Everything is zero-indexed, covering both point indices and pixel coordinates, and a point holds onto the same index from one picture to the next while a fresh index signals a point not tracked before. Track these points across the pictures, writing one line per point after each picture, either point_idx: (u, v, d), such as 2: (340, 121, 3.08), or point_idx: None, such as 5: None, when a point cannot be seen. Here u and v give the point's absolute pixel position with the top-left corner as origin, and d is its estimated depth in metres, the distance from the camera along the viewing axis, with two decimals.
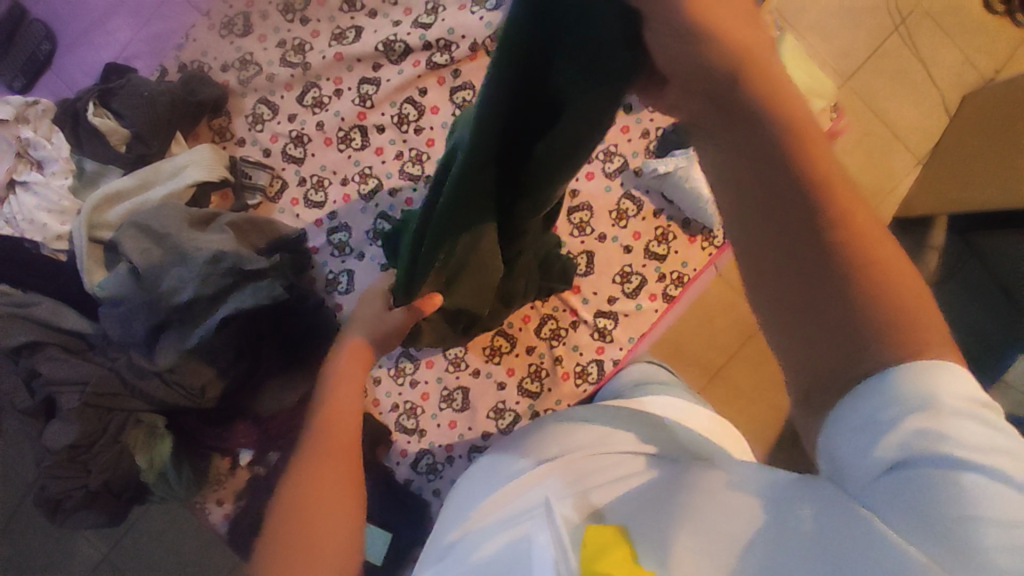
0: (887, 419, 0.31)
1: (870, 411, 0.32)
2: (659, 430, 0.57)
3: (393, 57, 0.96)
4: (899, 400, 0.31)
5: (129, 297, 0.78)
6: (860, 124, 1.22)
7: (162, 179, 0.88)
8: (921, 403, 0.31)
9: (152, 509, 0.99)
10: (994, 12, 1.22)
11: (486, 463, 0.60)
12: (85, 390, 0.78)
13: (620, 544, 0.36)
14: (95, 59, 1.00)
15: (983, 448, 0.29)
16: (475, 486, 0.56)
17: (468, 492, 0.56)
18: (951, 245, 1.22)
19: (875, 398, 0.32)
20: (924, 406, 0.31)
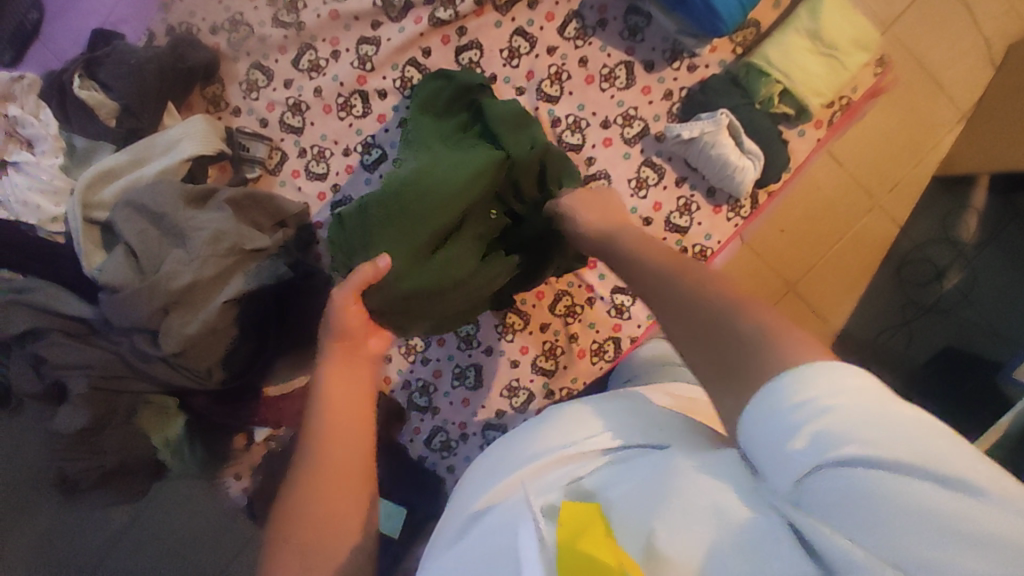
0: (788, 426, 0.38)
1: (766, 423, 0.39)
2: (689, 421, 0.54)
3: (392, 14, 0.89)
4: (789, 410, 0.38)
5: (128, 282, 0.75)
6: (904, 76, 1.11)
7: (156, 154, 0.83)
8: (805, 413, 0.37)
9: (171, 484, 1.01)
10: None
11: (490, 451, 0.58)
12: (91, 372, 0.78)
13: (596, 525, 0.38)
14: (81, 25, 0.93)
15: (875, 434, 0.34)
16: (476, 477, 0.55)
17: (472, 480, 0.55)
18: (993, 208, 1.14)
19: (773, 410, 0.39)
20: (816, 411, 0.37)
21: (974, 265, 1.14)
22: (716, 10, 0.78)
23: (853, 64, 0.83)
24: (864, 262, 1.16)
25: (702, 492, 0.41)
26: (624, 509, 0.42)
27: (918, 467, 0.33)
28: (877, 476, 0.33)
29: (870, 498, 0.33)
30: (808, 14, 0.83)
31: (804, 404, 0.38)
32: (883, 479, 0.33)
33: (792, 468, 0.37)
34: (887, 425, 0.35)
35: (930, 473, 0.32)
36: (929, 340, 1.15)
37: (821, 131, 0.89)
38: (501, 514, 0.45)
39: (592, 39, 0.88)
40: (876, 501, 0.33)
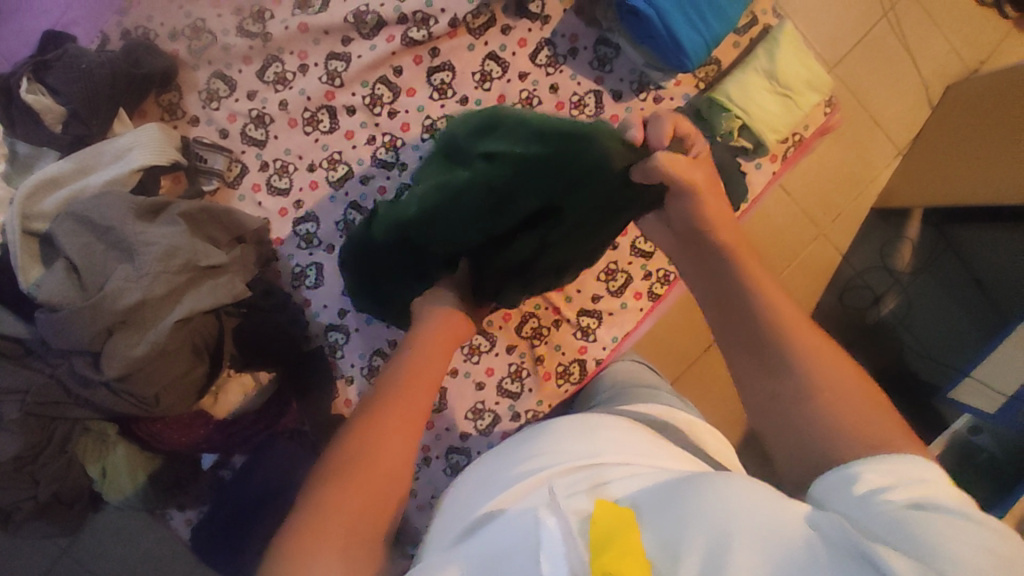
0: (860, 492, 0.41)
1: (834, 491, 0.43)
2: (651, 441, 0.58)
3: (364, 30, 0.87)
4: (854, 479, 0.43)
5: (70, 300, 0.69)
6: (847, 116, 1.19)
7: (104, 163, 0.78)
8: (866, 479, 0.42)
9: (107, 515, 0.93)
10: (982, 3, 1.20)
11: (485, 475, 0.59)
12: (24, 399, 0.71)
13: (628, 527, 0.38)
14: (31, 27, 0.88)
15: (927, 495, 0.39)
16: (479, 495, 0.54)
17: (470, 502, 0.54)
18: (926, 238, 1.23)
19: (840, 481, 0.43)
20: (877, 482, 0.41)
21: (907, 291, 1.24)
22: (682, 47, 0.81)
23: (807, 104, 0.89)
24: (810, 286, 1.23)
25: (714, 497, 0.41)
26: (642, 512, 0.42)
27: (957, 512, 0.37)
28: (928, 517, 0.37)
29: (917, 531, 0.36)
30: (766, 55, 0.87)
31: (863, 477, 0.42)
32: (935, 520, 0.36)
33: (850, 517, 0.40)
34: (939, 491, 0.39)
35: (969, 517, 0.36)
36: (872, 362, 1.23)
37: (777, 164, 0.94)
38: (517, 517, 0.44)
39: (563, 67, 0.90)
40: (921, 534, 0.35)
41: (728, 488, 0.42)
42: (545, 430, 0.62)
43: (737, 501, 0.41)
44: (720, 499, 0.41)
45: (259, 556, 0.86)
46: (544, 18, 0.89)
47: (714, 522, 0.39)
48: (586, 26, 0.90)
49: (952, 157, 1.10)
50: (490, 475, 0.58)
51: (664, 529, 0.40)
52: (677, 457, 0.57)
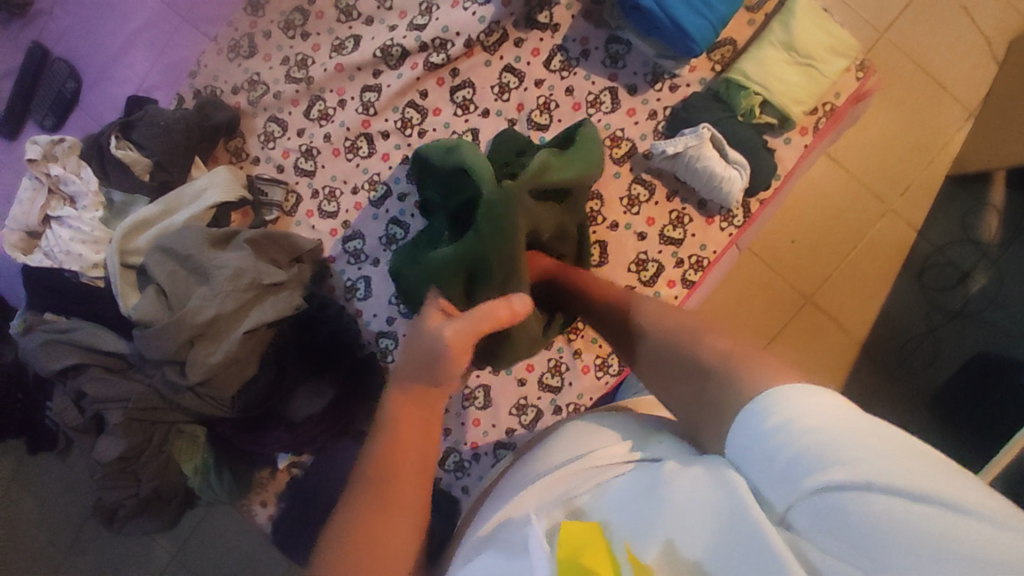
0: (788, 459, 0.41)
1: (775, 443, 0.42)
2: (679, 430, 0.56)
3: (391, 62, 0.96)
4: (777, 441, 0.41)
5: (159, 317, 0.83)
6: (897, 80, 1.10)
7: (185, 204, 0.92)
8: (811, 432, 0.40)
9: (214, 511, 1.10)
10: None
11: (497, 486, 0.60)
12: (127, 405, 0.84)
13: (595, 548, 0.41)
14: (117, 93, 1.07)
15: (894, 465, 0.38)
16: (491, 505, 0.56)
17: (484, 507, 0.57)
18: (1015, 203, 1.08)
19: (755, 439, 0.43)
20: (798, 449, 0.40)
21: (1001, 264, 1.09)
22: (687, 33, 0.82)
23: (833, 71, 0.86)
24: (884, 267, 1.12)
25: (683, 512, 0.44)
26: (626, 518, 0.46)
27: (924, 488, 0.36)
28: (867, 501, 0.37)
29: (882, 522, 0.36)
30: (781, 27, 0.86)
31: (781, 442, 0.41)
32: (890, 499, 0.37)
33: (782, 498, 0.41)
34: (902, 455, 0.38)
35: (907, 493, 0.36)
36: (960, 344, 1.09)
37: (807, 137, 0.91)
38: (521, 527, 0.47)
39: (576, 69, 0.94)
40: (878, 520, 0.36)
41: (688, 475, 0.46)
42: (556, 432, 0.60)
43: (699, 499, 0.44)
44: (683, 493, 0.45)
45: None
46: (554, 26, 0.94)
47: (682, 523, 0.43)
48: (595, 28, 0.94)
49: None
50: (505, 481, 0.59)
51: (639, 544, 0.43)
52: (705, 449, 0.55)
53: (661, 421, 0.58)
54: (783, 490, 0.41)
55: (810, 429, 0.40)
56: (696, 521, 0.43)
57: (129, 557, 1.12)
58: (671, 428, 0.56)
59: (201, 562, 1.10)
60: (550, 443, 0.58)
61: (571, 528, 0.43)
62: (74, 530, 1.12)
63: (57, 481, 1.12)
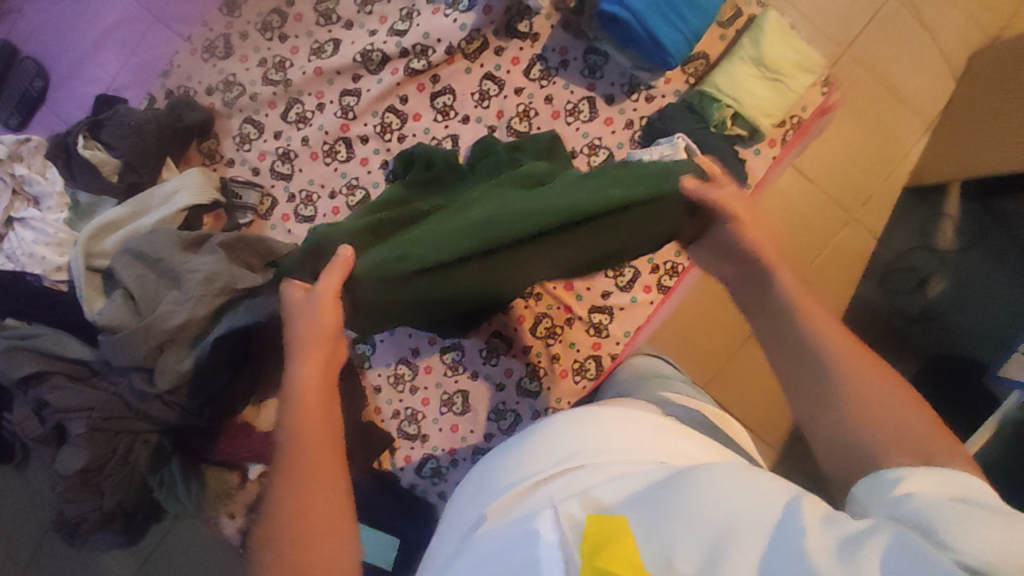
0: (889, 490, 0.44)
1: (868, 506, 0.45)
2: (662, 433, 0.57)
3: (371, 67, 0.96)
4: (884, 482, 0.46)
5: (126, 323, 0.79)
6: (858, 96, 1.15)
7: (155, 206, 0.90)
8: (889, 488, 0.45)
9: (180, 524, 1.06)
10: None
11: (477, 479, 0.61)
12: (91, 415, 0.81)
13: (621, 534, 0.38)
14: (85, 92, 1.03)
15: (950, 491, 0.42)
16: (473, 502, 0.56)
17: (469, 506, 0.56)
18: (969, 214, 1.14)
19: (870, 485, 0.47)
20: (901, 482, 0.44)
21: (957, 271, 1.14)
22: (664, 47, 0.85)
23: (800, 86, 0.90)
24: (849, 274, 1.17)
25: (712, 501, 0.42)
26: (637, 508, 0.42)
27: (973, 500, 0.40)
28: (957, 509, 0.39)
29: (942, 517, 0.38)
30: (752, 42, 0.89)
31: (889, 479, 0.46)
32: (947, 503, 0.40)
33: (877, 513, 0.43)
34: (959, 489, 0.42)
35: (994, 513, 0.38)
36: (919, 347, 1.15)
37: (776, 149, 0.95)
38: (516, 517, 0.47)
39: (555, 78, 0.95)
40: (935, 520, 0.38)
41: (718, 478, 0.44)
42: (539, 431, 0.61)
43: (732, 496, 0.42)
44: (716, 493, 0.42)
45: None
46: (533, 36, 0.95)
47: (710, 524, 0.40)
48: (574, 38, 0.95)
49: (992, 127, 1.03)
50: (486, 478, 0.59)
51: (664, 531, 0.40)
52: (685, 450, 0.56)
53: (646, 422, 0.59)
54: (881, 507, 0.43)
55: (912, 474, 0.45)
56: (729, 516, 0.41)
57: (92, 572, 1.07)
58: (656, 431, 0.57)
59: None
60: (534, 441, 0.59)
61: (598, 523, 0.39)
62: (32, 547, 1.07)
63: (13, 496, 1.07)
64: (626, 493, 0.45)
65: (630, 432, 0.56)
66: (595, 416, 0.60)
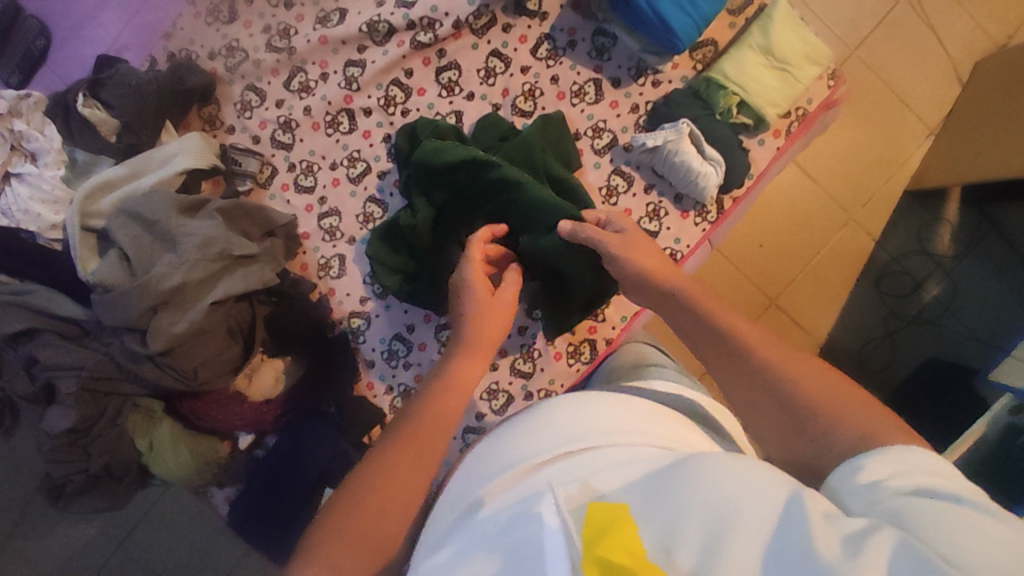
0: (868, 482, 0.43)
1: (842, 499, 0.44)
2: (656, 414, 0.58)
3: (377, 39, 0.95)
4: (863, 471, 0.44)
5: (120, 282, 0.79)
6: (864, 95, 1.16)
7: (153, 168, 0.89)
8: (867, 480, 0.43)
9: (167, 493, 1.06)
10: None
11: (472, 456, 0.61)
12: (81, 374, 0.80)
13: (624, 524, 0.38)
14: (86, 52, 1.02)
15: (927, 481, 0.40)
16: (466, 475, 0.56)
17: (462, 479, 0.57)
18: (968, 220, 1.15)
19: (850, 471, 0.45)
20: (878, 471, 0.43)
21: (952, 276, 1.15)
22: (672, 29, 0.84)
23: (805, 78, 0.89)
24: (845, 271, 1.17)
25: (721, 491, 0.41)
26: (636, 497, 0.43)
27: (953, 495, 0.39)
28: (939, 506, 0.38)
29: (931, 531, 0.36)
30: (761, 32, 0.89)
31: (866, 467, 0.44)
32: (930, 504, 0.38)
33: (856, 506, 0.42)
34: (944, 479, 0.40)
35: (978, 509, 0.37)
36: (914, 349, 1.15)
37: (780, 140, 0.94)
38: (519, 496, 0.47)
39: (562, 59, 0.95)
40: (924, 526, 0.37)
41: (722, 466, 0.44)
42: (534, 410, 0.61)
43: (744, 487, 0.42)
44: (720, 483, 0.42)
45: (288, 527, 0.94)
46: (542, 15, 0.94)
47: (714, 509, 0.40)
48: (583, 19, 0.95)
49: (991, 129, 1.02)
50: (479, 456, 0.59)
51: (665, 524, 0.40)
52: (679, 431, 0.56)
53: (638, 405, 0.59)
54: (861, 500, 0.42)
55: (891, 462, 0.43)
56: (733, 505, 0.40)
57: (78, 536, 1.07)
58: (649, 414, 0.58)
59: (153, 545, 1.06)
60: (530, 420, 0.58)
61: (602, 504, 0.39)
62: (18, 511, 1.06)
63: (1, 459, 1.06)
64: (626, 482, 0.45)
65: (628, 414, 0.56)
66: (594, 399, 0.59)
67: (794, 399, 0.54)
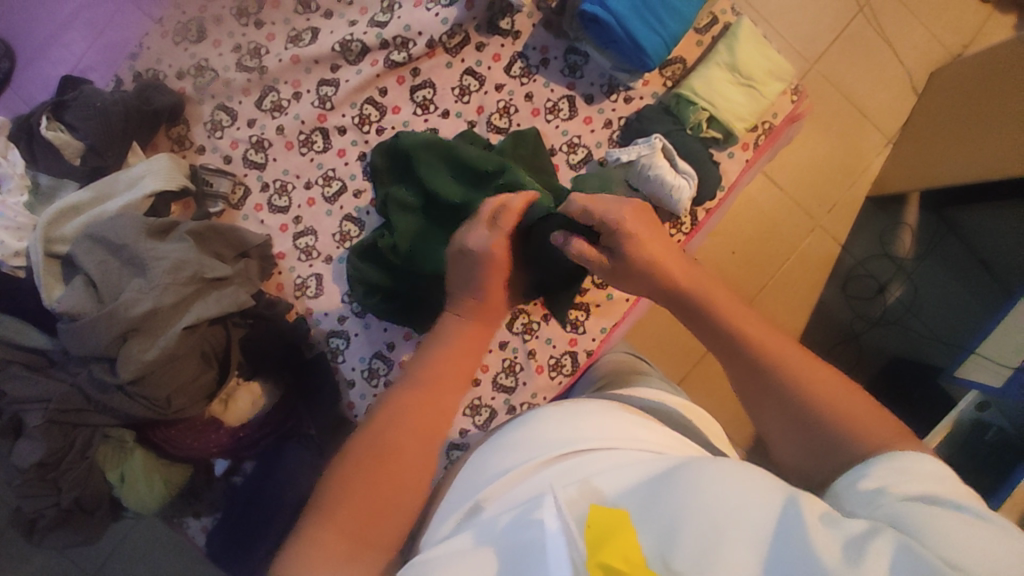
0: (873, 487, 0.44)
1: (846, 504, 0.45)
2: (643, 422, 0.58)
3: (350, 57, 0.95)
4: (867, 476, 0.45)
5: (87, 311, 0.76)
6: (825, 108, 1.20)
7: (119, 190, 0.87)
8: (872, 486, 0.43)
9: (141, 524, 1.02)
10: None
11: (469, 464, 0.61)
12: (48, 406, 0.78)
13: (625, 525, 0.37)
14: (49, 73, 1.00)
15: (930, 489, 0.41)
16: (464, 484, 0.57)
17: (461, 487, 0.57)
18: (926, 224, 1.20)
19: (853, 475, 0.46)
20: (882, 476, 0.44)
21: (914, 278, 1.20)
22: (642, 48, 0.87)
23: (770, 94, 0.92)
24: (815, 278, 1.21)
25: (716, 491, 0.42)
26: (635, 502, 0.44)
27: (954, 503, 0.40)
28: (941, 511, 0.39)
29: (933, 534, 0.38)
30: (727, 50, 0.92)
31: (870, 471, 0.45)
32: (932, 511, 0.39)
33: (859, 509, 0.43)
34: (944, 486, 0.42)
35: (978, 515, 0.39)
36: (880, 350, 1.20)
37: (749, 153, 0.97)
38: (516, 508, 0.47)
39: (536, 76, 0.96)
40: (926, 529, 0.38)
41: (715, 471, 0.45)
42: (527, 418, 0.62)
43: (738, 487, 0.43)
44: (711, 485, 0.43)
45: (269, 554, 0.92)
46: (515, 33, 0.96)
47: (710, 509, 0.41)
48: (555, 38, 0.97)
49: (948, 136, 1.06)
50: (477, 462, 0.60)
51: (665, 526, 0.41)
52: (663, 439, 0.57)
53: (628, 414, 0.59)
54: (863, 504, 0.43)
55: (894, 467, 0.44)
56: (730, 504, 0.42)
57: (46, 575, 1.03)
58: (638, 422, 0.58)
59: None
60: (525, 427, 0.59)
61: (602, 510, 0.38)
62: None
63: None
64: (623, 485, 0.46)
65: (617, 421, 0.57)
66: (589, 406, 0.60)
67: (771, 410, 0.55)
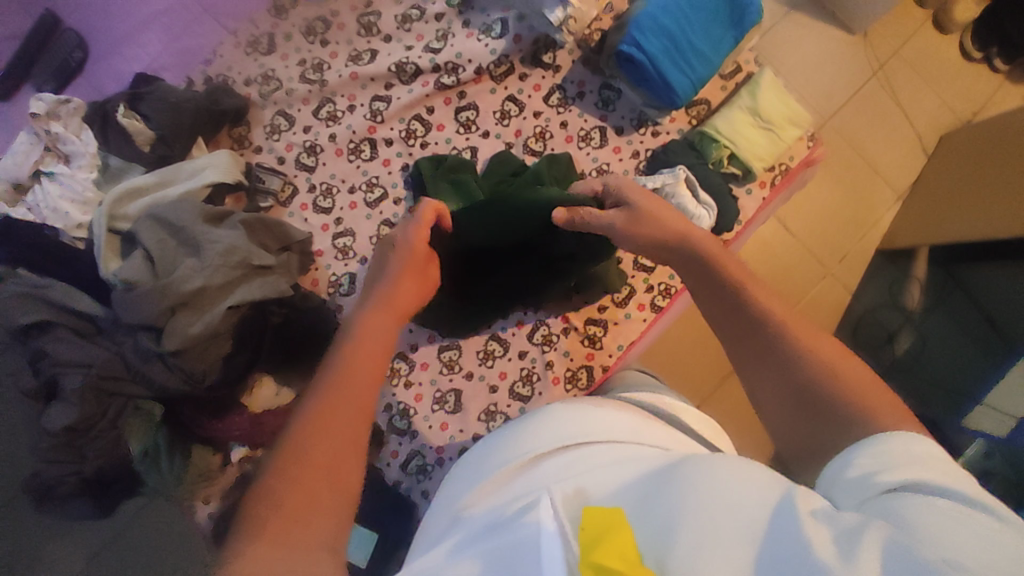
0: (865, 482, 0.43)
1: (838, 501, 0.45)
2: (657, 422, 0.62)
3: (404, 78, 1.04)
4: (858, 471, 0.45)
5: (143, 281, 0.82)
6: (838, 159, 1.28)
7: (182, 178, 0.93)
8: (866, 479, 0.43)
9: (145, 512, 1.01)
10: (970, 59, 1.28)
11: (478, 457, 0.64)
12: (89, 372, 0.81)
13: (618, 532, 0.39)
14: (124, 68, 1.09)
15: (917, 477, 0.41)
16: (472, 479, 0.60)
17: (467, 478, 0.61)
18: (933, 278, 1.25)
19: (846, 469, 0.46)
20: (872, 470, 0.44)
21: (920, 329, 1.23)
22: (673, 88, 0.94)
23: (789, 139, 1.00)
24: (824, 319, 1.25)
25: (713, 492, 0.44)
26: (630, 501, 0.46)
27: (940, 489, 0.40)
28: (929, 502, 0.39)
29: (917, 523, 0.37)
30: (750, 96, 1.00)
31: (860, 466, 0.45)
32: (931, 506, 0.38)
33: (852, 503, 0.43)
34: (946, 480, 0.41)
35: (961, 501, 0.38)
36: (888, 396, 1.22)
37: (766, 191, 1.04)
38: (515, 502, 0.49)
39: (572, 107, 1.04)
40: (913, 519, 0.38)
41: (716, 470, 0.46)
42: (536, 417, 0.65)
43: (733, 487, 0.44)
44: (711, 489, 0.44)
45: None
46: (555, 67, 1.05)
47: (706, 511, 0.42)
48: (592, 74, 1.05)
49: (954, 200, 1.13)
50: (484, 458, 0.63)
51: (660, 526, 0.42)
52: (674, 438, 0.60)
53: (642, 414, 0.63)
54: (857, 500, 0.43)
55: (885, 461, 0.44)
56: (727, 502, 0.43)
57: None
58: (650, 419, 0.62)
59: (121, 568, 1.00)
60: (533, 425, 0.62)
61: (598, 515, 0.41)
62: None
63: None
64: (618, 487, 0.48)
65: (630, 419, 0.61)
66: (595, 406, 0.63)
67: None
